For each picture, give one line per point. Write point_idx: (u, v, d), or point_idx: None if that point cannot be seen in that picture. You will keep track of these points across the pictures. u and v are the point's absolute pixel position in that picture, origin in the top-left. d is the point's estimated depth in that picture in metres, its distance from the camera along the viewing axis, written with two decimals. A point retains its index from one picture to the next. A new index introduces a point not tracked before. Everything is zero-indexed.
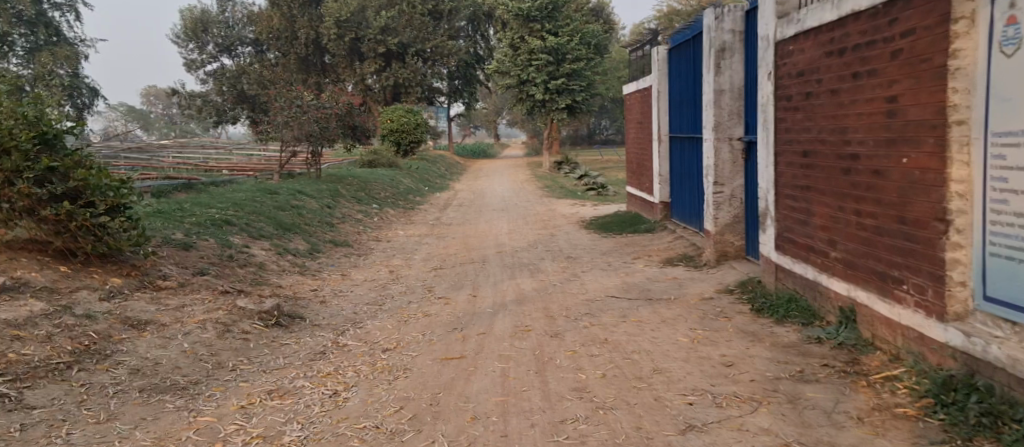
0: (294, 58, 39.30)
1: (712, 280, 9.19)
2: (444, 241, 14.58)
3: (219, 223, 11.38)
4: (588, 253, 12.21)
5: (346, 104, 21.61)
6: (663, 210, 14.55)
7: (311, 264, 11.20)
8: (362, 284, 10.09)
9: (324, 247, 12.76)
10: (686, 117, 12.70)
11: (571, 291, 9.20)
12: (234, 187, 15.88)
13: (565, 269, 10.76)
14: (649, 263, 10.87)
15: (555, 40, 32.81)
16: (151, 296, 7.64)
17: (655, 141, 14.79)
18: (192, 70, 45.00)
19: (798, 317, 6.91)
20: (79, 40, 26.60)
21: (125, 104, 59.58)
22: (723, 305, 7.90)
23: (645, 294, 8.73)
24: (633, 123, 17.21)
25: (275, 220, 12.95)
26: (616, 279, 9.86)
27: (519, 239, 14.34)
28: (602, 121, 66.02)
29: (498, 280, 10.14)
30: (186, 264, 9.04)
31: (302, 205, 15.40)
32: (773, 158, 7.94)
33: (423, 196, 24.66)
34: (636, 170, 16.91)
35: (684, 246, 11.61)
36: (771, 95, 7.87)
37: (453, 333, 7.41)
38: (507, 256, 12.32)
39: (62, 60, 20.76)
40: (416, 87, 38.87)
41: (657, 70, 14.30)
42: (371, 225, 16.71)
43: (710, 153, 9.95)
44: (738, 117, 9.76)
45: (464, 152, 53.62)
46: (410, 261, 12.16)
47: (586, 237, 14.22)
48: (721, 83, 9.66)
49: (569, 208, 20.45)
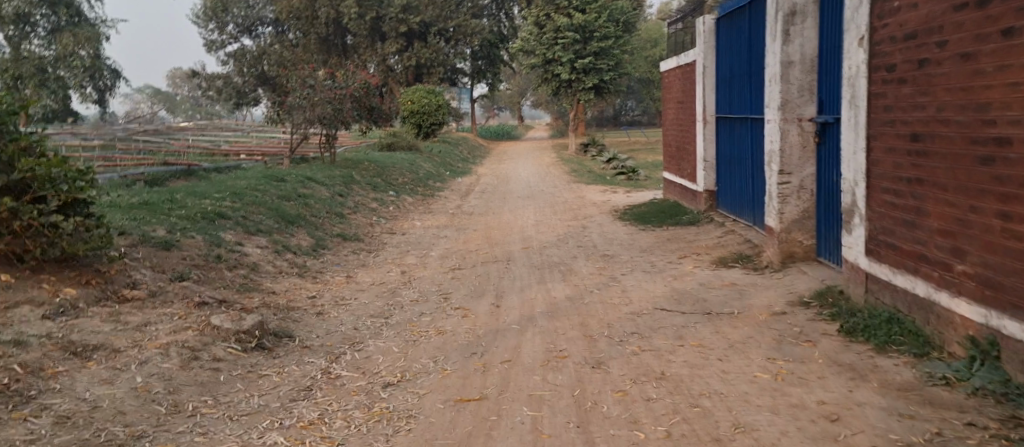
0: (315, 38, 38.10)
1: (780, 289, 7.73)
2: (464, 234, 13.20)
3: (211, 217, 10.07)
4: (626, 250, 10.80)
5: (363, 84, 20.11)
6: (707, 199, 13.08)
7: (313, 264, 9.90)
8: (369, 290, 8.77)
9: (330, 242, 11.47)
10: (740, 96, 11.20)
11: (613, 301, 7.78)
12: (238, 174, 14.59)
13: (603, 272, 9.33)
14: (700, 265, 9.43)
15: (582, 17, 31.16)
16: (112, 312, 6.13)
17: (698, 123, 13.31)
18: (212, 50, 44.00)
19: (907, 344, 5.45)
20: (99, 20, 25.78)
21: (151, 86, 59.23)
22: (800, 324, 6.47)
23: (704, 307, 7.30)
24: (672, 103, 15.68)
25: (277, 212, 11.65)
26: (663, 285, 8.42)
27: (547, 232, 12.93)
28: (628, 101, 64.10)
29: (525, 285, 8.75)
30: (161, 268, 7.68)
31: (310, 194, 14.11)
32: (864, 143, 6.46)
33: (444, 181, 23.38)
34: (676, 154, 15.41)
35: (738, 244, 10.15)
36: (863, 65, 6.38)
37: (472, 360, 6.07)
38: (534, 253, 10.94)
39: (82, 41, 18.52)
40: (439, 67, 37.44)
41: (702, 44, 12.80)
42: (386, 215, 15.39)
43: (775, 136, 8.52)
44: (810, 94, 8.28)
45: (488, 134, 52.21)
46: (425, 260, 10.84)
47: (622, 230, 12.81)
48: (790, 53, 8.19)
49: (600, 195, 19.00)
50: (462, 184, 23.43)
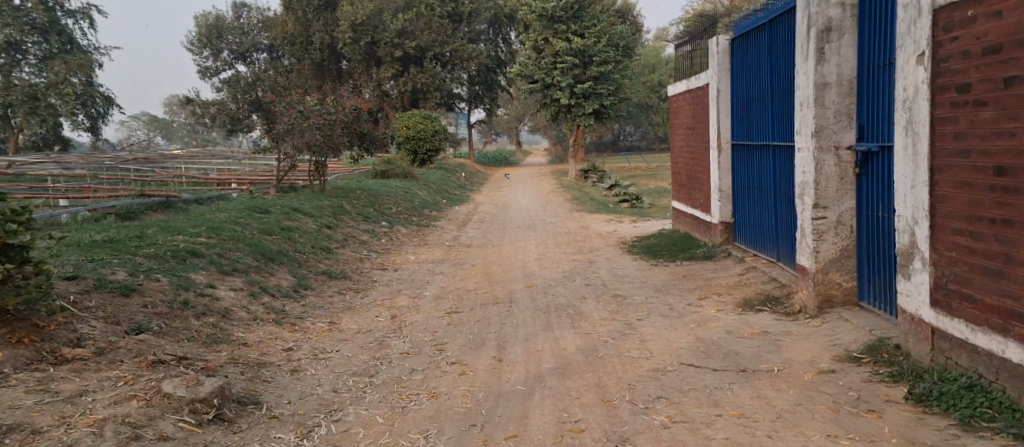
0: (309, 64, 37.47)
1: (823, 341, 6.80)
2: (461, 270, 12.24)
3: (182, 256, 9.13)
4: (639, 289, 9.87)
5: (354, 108, 19.07)
6: (723, 232, 12.16)
7: (293, 308, 8.92)
8: (353, 339, 7.81)
9: (314, 281, 10.50)
10: (762, 122, 10.34)
11: (631, 354, 6.83)
12: (218, 206, 13.66)
13: (616, 316, 8.38)
14: (723, 309, 8.48)
15: (581, 42, 30.50)
16: (41, 378, 5.18)
17: (712, 150, 12.45)
18: (206, 77, 43.24)
19: (1000, 421, 4.62)
20: (90, 47, 25.17)
21: (147, 113, 58.70)
22: (856, 388, 5.54)
23: (737, 363, 6.35)
24: (680, 128, 14.83)
25: (257, 248, 10.71)
26: (685, 333, 7.48)
27: (551, 268, 11.98)
28: (625, 127, 63.60)
29: (528, 333, 7.80)
30: (115, 319, 6.70)
31: (295, 226, 13.17)
32: (924, 175, 5.55)
33: (440, 209, 22.47)
34: (687, 183, 14.52)
35: (762, 285, 9.21)
36: (922, 86, 5.49)
37: (470, 435, 5.13)
38: (537, 292, 9.99)
39: (75, 69, 22.23)
40: (435, 92, 36.71)
41: (716, 66, 11.98)
42: (378, 248, 14.46)
43: (809, 166, 7.65)
44: (848, 119, 7.41)
45: (486, 161, 51.46)
46: (418, 301, 9.87)
47: (632, 266, 11.89)
48: (825, 74, 7.36)
49: (605, 225, 18.09)
50: (460, 213, 22.52)
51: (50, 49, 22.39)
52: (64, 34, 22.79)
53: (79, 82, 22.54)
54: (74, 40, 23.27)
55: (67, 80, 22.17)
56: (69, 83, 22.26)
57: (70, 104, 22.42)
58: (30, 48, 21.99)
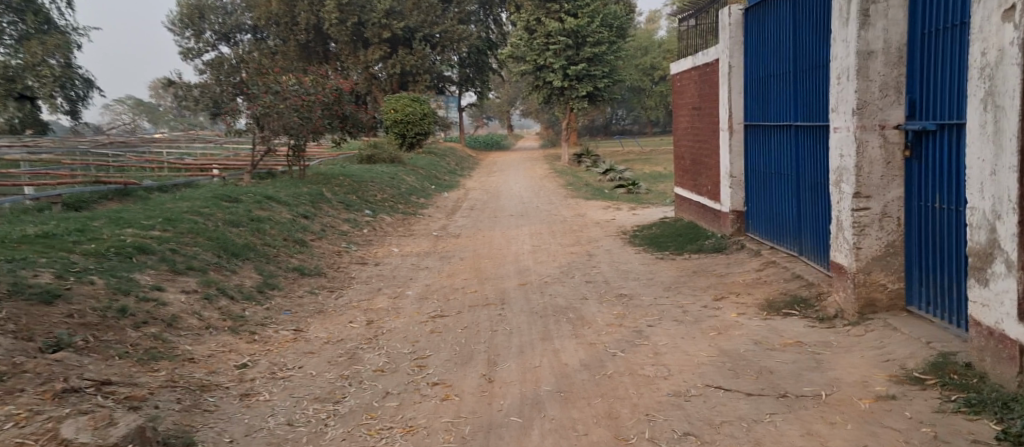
0: (295, 46, 36.19)
1: (870, 356, 5.77)
2: (449, 264, 11.17)
3: (128, 253, 7.99)
4: (646, 288, 8.84)
5: (334, 89, 17.60)
6: (735, 222, 11.09)
7: (255, 314, 7.80)
8: (321, 352, 6.74)
9: (282, 280, 9.40)
10: (783, 100, 9.27)
11: (644, 372, 5.78)
12: (183, 194, 12.53)
13: (623, 322, 7.33)
14: (744, 313, 7.43)
15: (574, 22, 29.29)
16: None
17: (721, 131, 11.38)
18: (188, 59, 41.82)
19: None
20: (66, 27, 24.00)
21: (132, 97, 57.17)
22: (928, 420, 4.52)
23: (774, 385, 5.32)
24: (686, 108, 13.76)
25: (219, 242, 9.59)
26: (706, 344, 6.43)
27: (547, 262, 10.90)
28: (618, 111, 62.69)
29: (524, 343, 6.75)
30: (28, 334, 5.59)
31: (267, 216, 12.04)
32: (1014, 158, 4.51)
33: (428, 196, 21.37)
34: (692, 168, 13.46)
35: (785, 285, 8.17)
36: (1014, 47, 4.44)
37: None
38: (533, 292, 8.92)
39: (52, 49, 20.92)
40: (424, 74, 35.47)
41: (727, 39, 10.88)
42: (360, 240, 13.37)
43: (849, 149, 6.58)
44: (896, 93, 6.34)
45: (477, 145, 50.34)
46: (399, 302, 8.80)
47: (636, 259, 10.86)
48: (870, 41, 6.29)
49: (602, 213, 17.02)
50: (449, 200, 21.36)
51: (26, 30, 21.09)
52: (41, 13, 21.42)
53: (56, 63, 21.32)
54: (51, 19, 21.85)
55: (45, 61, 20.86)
56: (47, 65, 20.96)
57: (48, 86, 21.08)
58: (4, 28, 20.60)
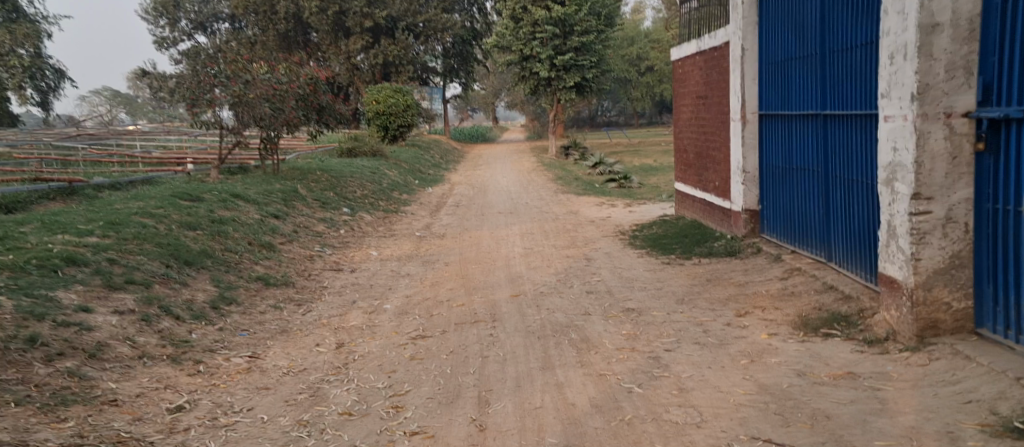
0: (274, 35, 34.86)
1: (945, 393, 4.71)
2: (433, 270, 10.06)
3: (53, 266, 6.83)
4: (658, 301, 7.76)
5: (309, 79, 16.33)
6: (748, 222, 10.03)
7: (204, 337, 6.65)
8: (277, 387, 5.62)
9: (243, 291, 8.26)
10: (809, 86, 8.19)
11: (671, 417, 4.72)
12: (137, 192, 11.33)
13: (636, 345, 6.26)
14: (777, 333, 6.37)
15: (562, 11, 28.12)
16: None
17: (733, 122, 10.29)
18: (162, 49, 40.34)
19: None
20: (38, 15, 22.96)
21: (110, 88, 55.53)
22: None
23: (836, 438, 4.29)
24: (689, 97, 12.67)
25: (170, 248, 8.42)
26: (739, 375, 5.36)
27: (541, 268, 9.83)
28: (604, 102, 61.76)
29: (521, 376, 5.67)
30: None
31: (230, 217, 10.87)
32: None
33: (412, 192, 20.21)
34: (697, 162, 12.40)
35: (817, 297, 7.10)
36: None
37: None
38: (527, 306, 7.83)
39: (21, 40, 20.13)
40: (408, 65, 34.13)
41: (740, 20, 9.81)
42: (336, 242, 12.21)
43: (906, 142, 5.46)
44: (966, 75, 5.26)
45: (463, 137, 49.15)
46: (375, 318, 7.70)
47: (640, 265, 9.78)
48: (935, 12, 5.22)
49: (596, 209, 15.96)
50: (433, 195, 20.20)
51: None
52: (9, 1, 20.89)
53: (25, 53, 20.47)
54: (20, 8, 21.24)
55: (13, 51, 20.16)
56: (16, 55, 20.08)
57: (16, 77, 20.22)
58: None
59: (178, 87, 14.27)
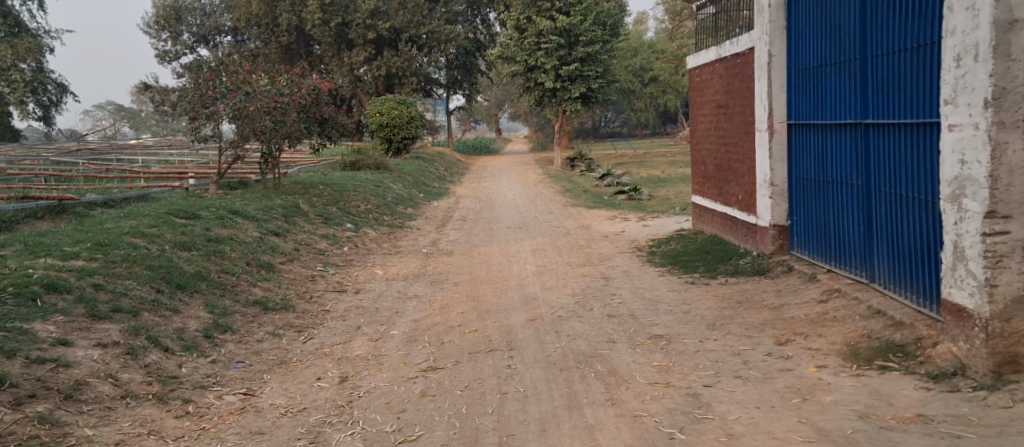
0: (276, 47, 34.40)
1: None
2: (442, 291, 9.47)
3: (31, 294, 6.24)
4: (688, 327, 7.15)
5: (311, 90, 15.75)
6: (776, 238, 9.45)
7: (194, 371, 6.06)
8: (274, 432, 5.04)
9: (239, 317, 7.67)
10: (846, 92, 7.63)
11: None
12: (130, 210, 10.79)
13: (670, 379, 5.66)
14: (826, 365, 5.76)
15: (567, 21, 27.58)
16: None
17: (758, 132, 9.72)
18: (165, 62, 39.88)
19: None
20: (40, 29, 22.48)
21: (112, 102, 55.16)
22: None
23: None
24: (708, 106, 12.08)
25: (161, 271, 7.83)
26: (794, 418, 4.76)
27: (557, 288, 9.23)
28: (608, 113, 61.34)
29: (546, 418, 5.06)
30: None
31: (228, 236, 10.28)
32: None
33: (416, 206, 19.66)
34: (717, 174, 11.80)
35: (864, 323, 6.48)
36: None
37: None
38: (546, 333, 7.22)
39: (23, 54, 19.68)
40: (411, 77, 33.65)
41: (765, 23, 9.23)
42: (339, 260, 11.62)
43: (979, 152, 4.88)
44: None
45: (466, 148, 48.68)
46: (381, 347, 7.11)
47: (663, 284, 9.19)
48: (1012, 7, 4.67)
49: (608, 223, 15.35)
50: (438, 209, 19.65)
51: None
52: (12, 16, 20.36)
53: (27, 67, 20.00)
54: (21, 22, 20.76)
55: (15, 66, 19.68)
56: (18, 70, 19.60)
57: (18, 92, 19.72)
58: None
59: (181, 100, 13.98)
